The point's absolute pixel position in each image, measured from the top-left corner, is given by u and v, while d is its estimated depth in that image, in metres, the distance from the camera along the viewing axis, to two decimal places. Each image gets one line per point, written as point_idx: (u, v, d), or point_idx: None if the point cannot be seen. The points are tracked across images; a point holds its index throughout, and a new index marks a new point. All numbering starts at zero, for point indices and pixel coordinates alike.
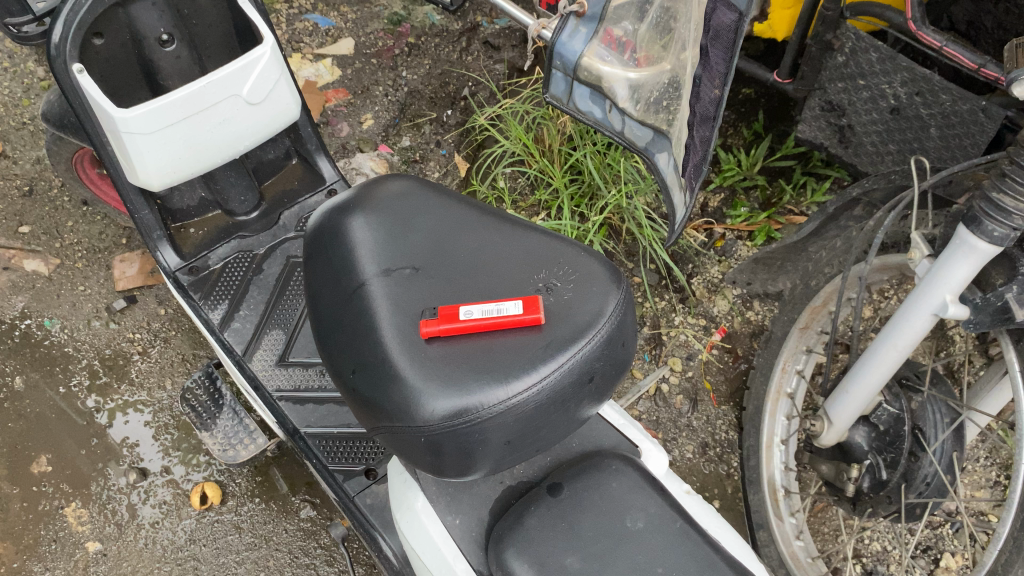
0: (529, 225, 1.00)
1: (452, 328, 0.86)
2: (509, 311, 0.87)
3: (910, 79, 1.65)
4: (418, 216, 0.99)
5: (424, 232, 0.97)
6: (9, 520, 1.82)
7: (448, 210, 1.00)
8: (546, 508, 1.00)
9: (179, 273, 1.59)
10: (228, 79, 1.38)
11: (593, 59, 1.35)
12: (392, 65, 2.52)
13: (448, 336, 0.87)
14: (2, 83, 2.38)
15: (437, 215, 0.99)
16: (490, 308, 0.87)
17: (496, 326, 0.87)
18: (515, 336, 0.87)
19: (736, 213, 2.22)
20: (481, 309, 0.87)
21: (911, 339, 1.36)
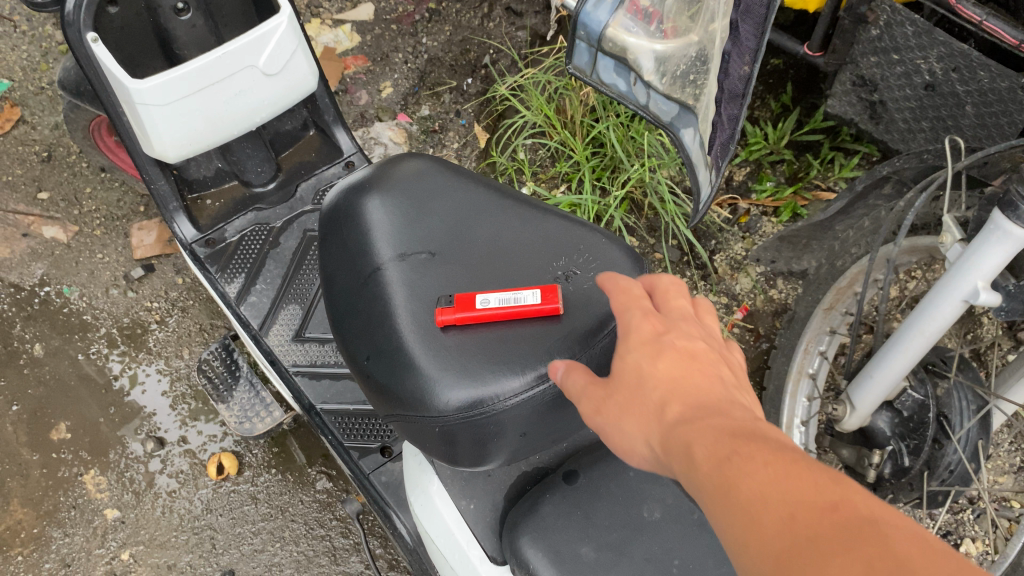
0: (549, 212, 0.98)
1: (469, 316, 0.85)
2: (527, 299, 0.86)
3: (948, 54, 1.58)
4: (434, 199, 0.96)
5: (442, 215, 0.95)
6: (28, 486, 1.83)
7: (465, 194, 0.98)
8: (562, 496, 0.98)
9: (196, 245, 1.58)
10: (244, 50, 1.35)
11: (618, 30, 1.28)
12: (412, 31, 2.47)
13: (464, 325, 0.85)
14: (21, 46, 2.36)
15: (455, 198, 0.97)
16: (507, 295, 0.87)
17: (513, 315, 0.86)
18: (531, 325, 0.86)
19: (762, 188, 2.17)
20: (498, 295, 0.86)
21: (941, 325, 1.33)
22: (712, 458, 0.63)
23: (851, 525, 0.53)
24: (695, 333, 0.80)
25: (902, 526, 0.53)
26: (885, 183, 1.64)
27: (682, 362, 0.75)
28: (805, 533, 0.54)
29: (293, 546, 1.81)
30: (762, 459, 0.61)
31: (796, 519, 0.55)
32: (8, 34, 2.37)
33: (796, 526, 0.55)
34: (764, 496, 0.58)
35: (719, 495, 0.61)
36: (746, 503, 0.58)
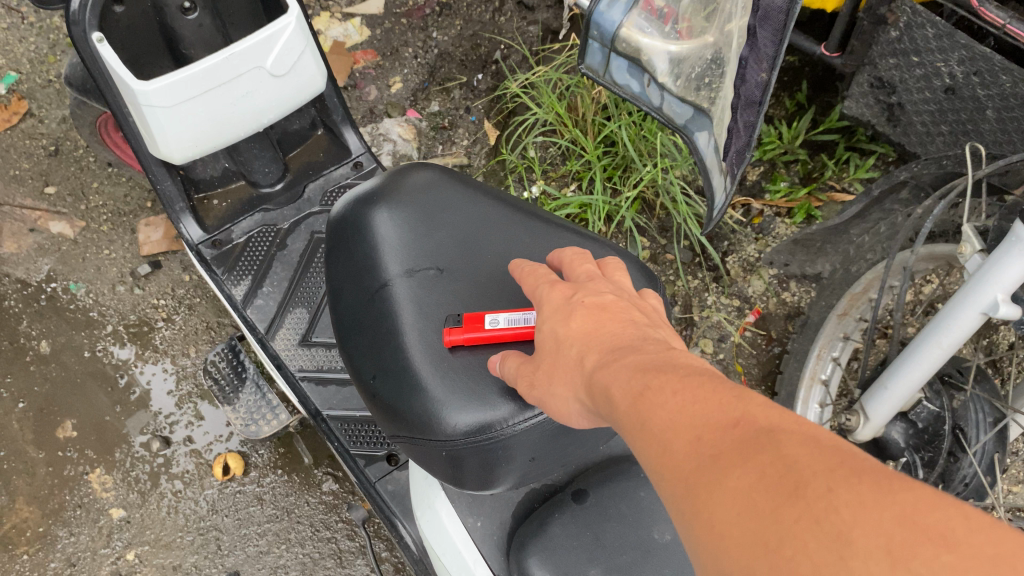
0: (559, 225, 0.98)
1: (477, 337, 0.84)
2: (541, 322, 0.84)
3: (969, 58, 1.54)
4: (443, 211, 0.95)
5: (451, 230, 0.94)
6: (34, 484, 1.83)
7: (475, 205, 0.96)
8: (571, 516, 0.96)
9: (203, 246, 1.56)
10: (251, 52, 1.32)
11: (632, 30, 1.33)
12: (422, 25, 2.44)
13: (472, 345, 0.84)
14: (29, 38, 2.34)
15: (465, 209, 0.96)
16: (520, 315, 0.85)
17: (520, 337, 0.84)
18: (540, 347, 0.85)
19: (775, 188, 2.14)
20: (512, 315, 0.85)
21: (959, 337, 1.30)
22: (629, 398, 0.64)
23: (750, 440, 0.53)
24: (605, 287, 0.79)
25: (806, 430, 0.53)
26: (903, 188, 1.60)
27: (594, 316, 0.74)
28: (711, 457, 0.54)
29: (298, 548, 1.81)
30: (671, 400, 0.60)
31: (706, 443, 0.55)
32: (16, 25, 2.35)
33: (704, 448, 0.55)
34: (679, 425, 0.58)
35: (639, 433, 0.61)
36: (662, 437, 0.59)
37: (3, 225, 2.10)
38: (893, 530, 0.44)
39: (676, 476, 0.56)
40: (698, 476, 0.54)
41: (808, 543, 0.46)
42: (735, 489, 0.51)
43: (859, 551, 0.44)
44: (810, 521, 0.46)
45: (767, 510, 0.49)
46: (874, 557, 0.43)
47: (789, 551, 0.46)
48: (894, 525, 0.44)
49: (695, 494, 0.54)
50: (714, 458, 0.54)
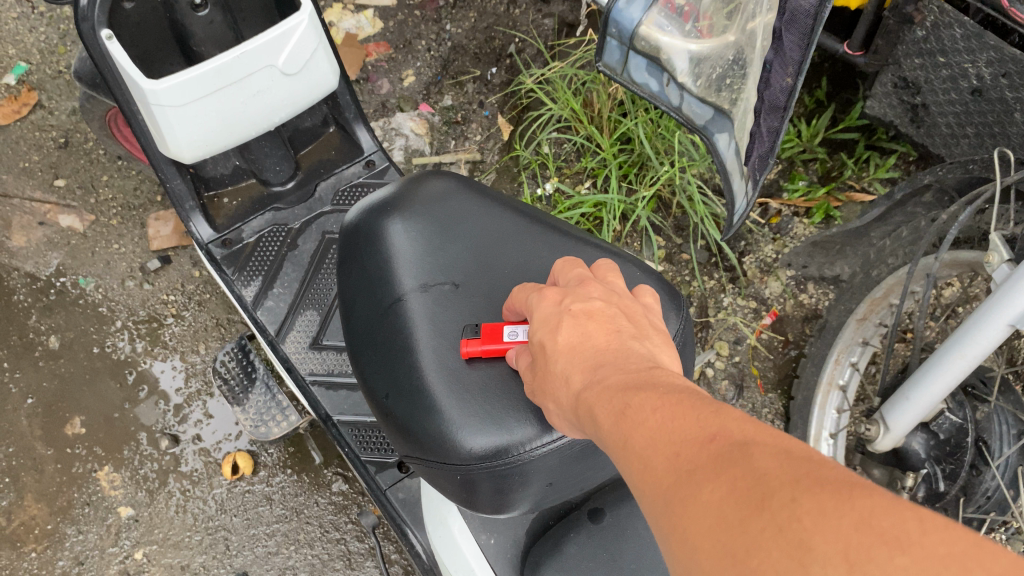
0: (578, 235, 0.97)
1: (495, 349, 0.81)
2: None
3: (997, 59, 1.50)
4: (459, 223, 0.94)
5: (468, 243, 0.93)
6: (42, 481, 1.82)
7: (493, 214, 0.96)
8: (587, 536, 0.93)
9: (213, 245, 1.54)
10: (263, 51, 1.30)
11: (652, 29, 1.29)
12: (436, 17, 2.41)
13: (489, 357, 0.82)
14: (39, 28, 2.32)
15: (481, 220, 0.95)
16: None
17: None
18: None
19: (793, 187, 2.10)
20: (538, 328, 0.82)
21: (982, 349, 1.27)
22: (610, 413, 0.62)
23: (724, 453, 0.51)
24: (593, 292, 0.77)
25: (780, 444, 0.51)
26: (926, 191, 1.59)
27: (580, 325, 0.72)
28: (686, 471, 0.52)
29: (307, 549, 1.79)
30: (651, 414, 0.58)
31: (680, 459, 0.53)
32: (27, 15, 2.33)
33: (680, 463, 0.53)
34: (658, 441, 0.56)
35: (619, 450, 0.59)
36: (642, 452, 0.57)
37: (13, 218, 2.09)
38: (852, 537, 0.42)
39: (653, 493, 0.54)
40: (672, 489, 0.52)
41: (771, 554, 0.44)
42: (707, 501, 0.49)
43: (818, 558, 0.42)
44: (774, 530, 0.44)
45: (735, 522, 0.47)
46: (831, 563, 0.41)
47: (754, 560, 0.44)
48: (854, 532, 0.42)
49: (670, 508, 0.52)
50: (688, 472, 0.52)
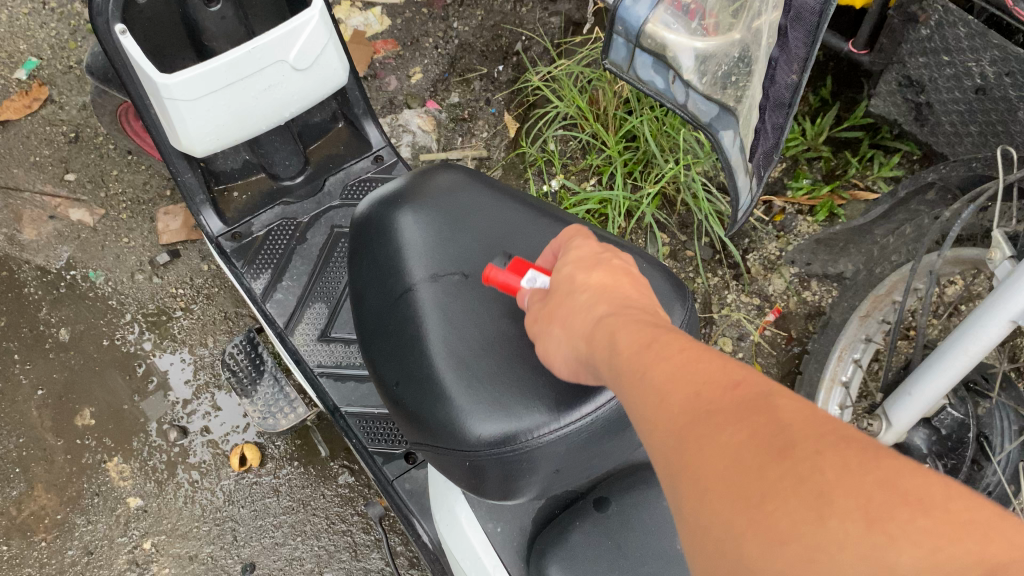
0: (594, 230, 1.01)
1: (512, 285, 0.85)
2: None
3: (1001, 58, 1.51)
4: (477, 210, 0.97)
5: (476, 234, 0.95)
6: (52, 471, 1.84)
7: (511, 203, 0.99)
8: (592, 524, 0.95)
9: (222, 238, 1.56)
10: (274, 46, 1.32)
11: (658, 27, 1.32)
12: (443, 15, 2.42)
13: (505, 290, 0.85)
14: (50, 24, 2.34)
15: (499, 208, 0.98)
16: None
17: None
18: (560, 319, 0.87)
19: (798, 186, 2.11)
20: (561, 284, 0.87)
21: (985, 345, 1.28)
22: (633, 353, 0.64)
23: (746, 400, 0.54)
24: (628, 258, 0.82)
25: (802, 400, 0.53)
26: (930, 189, 1.60)
27: (613, 275, 0.77)
28: (710, 411, 0.54)
29: (313, 541, 1.81)
30: (672, 357, 0.60)
31: (705, 400, 0.55)
32: (37, 11, 2.35)
33: (700, 400, 0.55)
34: (681, 382, 0.58)
35: (637, 386, 0.61)
36: (663, 393, 0.58)
37: (24, 211, 2.11)
38: (873, 496, 0.45)
39: (671, 428, 0.56)
40: (691, 427, 0.55)
41: (788, 501, 0.47)
42: (733, 443, 0.51)
43: (837, 513, 0.45)
44: (794, 481, 0.47)
45: (754, 466, 0.49)
46: (853, 519, 0.45)
47: (772, 506, 0.47)
48: (877, 495, 0.45)
49: (687, 445, 0.54)
50: (714, 412, 0.54)
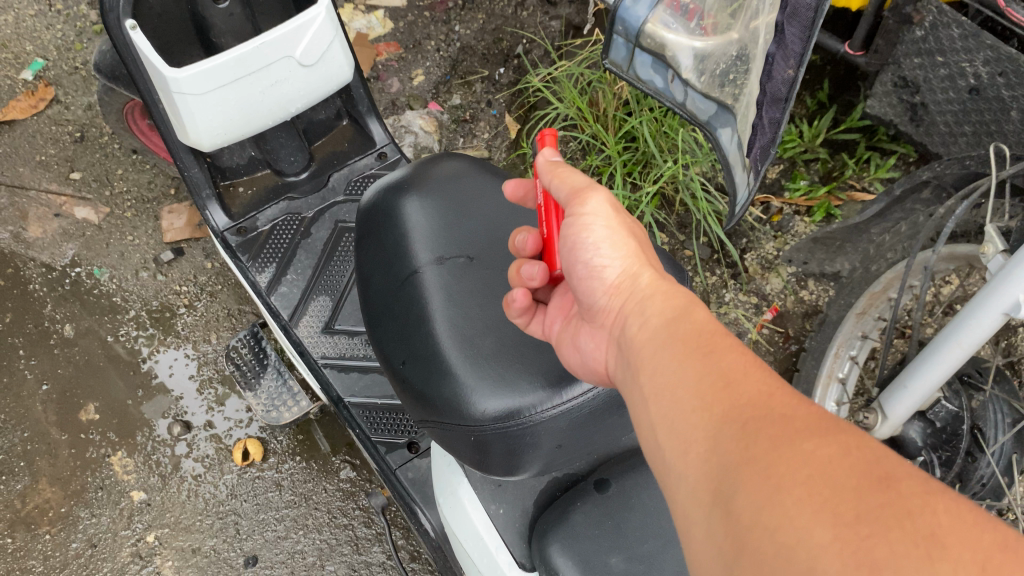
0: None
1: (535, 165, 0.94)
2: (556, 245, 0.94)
3: (994, 58, 1.54)
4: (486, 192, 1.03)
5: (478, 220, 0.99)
6: (56, 465, 1.85)
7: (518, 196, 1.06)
8: (593, 505, 0.97)
9: (228, 233, 1.58)
10: (281, 41, 1.34)
11: (657, 26, 1.30)
12: (445, 19, 2.45)
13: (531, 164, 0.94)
14: (56, 26, 2.37)
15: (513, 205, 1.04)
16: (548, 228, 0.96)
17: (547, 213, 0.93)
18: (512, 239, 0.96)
19: (795, 187, 2.14)
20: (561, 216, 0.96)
21: (979, 337, 1.30)
22: (691, 344, 0.71)
23: (839, 435, 0.57)
24: None
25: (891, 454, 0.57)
26: (924, 188, 1.61)
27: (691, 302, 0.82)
28: (770, 409, 0.60)
29: (315, 534, 1.83)
30: (753, 382, 0.64)
31: (766, 402, 0.61)
32: (44, 13, 2.38)
33: (792, 421, 0.59)
34: (741, 382, 0.64)
35: (691, 376, 0.67)
36: (721, 386, 0.65)
37: (29, 209, 2.13)
38: (979, 549, 0.48)
39: (723, 416, 0.62)
40: (778, 439, 0.57)
41: (888, 528, 0.49)
42: (794, 437, 0.57)
43: (946, 553, 0.47)
44: (898, 512, 0.50)
45: (851, 488, 0.52)
46: (964, 564, 0.47)
47: (867, 527, 0.49)
48: (986, 550, 0.48)
49: (769, 451, 0.57)
50: (774, 410, 0.60)
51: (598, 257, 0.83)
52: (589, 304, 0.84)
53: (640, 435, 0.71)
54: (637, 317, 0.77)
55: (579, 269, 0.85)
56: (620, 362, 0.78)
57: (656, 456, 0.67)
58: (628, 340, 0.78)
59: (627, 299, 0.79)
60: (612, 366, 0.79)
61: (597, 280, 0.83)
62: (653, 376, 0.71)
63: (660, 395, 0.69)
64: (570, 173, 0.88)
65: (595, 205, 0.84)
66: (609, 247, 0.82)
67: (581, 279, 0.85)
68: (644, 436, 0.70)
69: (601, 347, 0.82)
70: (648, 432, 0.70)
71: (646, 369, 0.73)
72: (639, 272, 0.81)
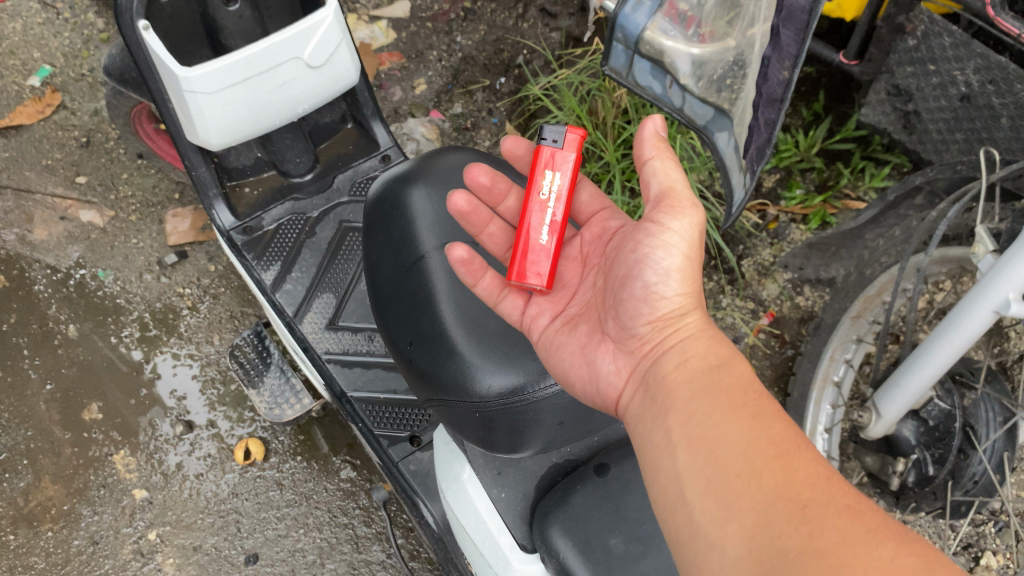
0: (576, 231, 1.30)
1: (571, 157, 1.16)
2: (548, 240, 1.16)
3: (984, 66, 1.59)
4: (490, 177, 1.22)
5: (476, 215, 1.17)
6: (59, 463, 1.87)
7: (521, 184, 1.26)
8: (593, 488, 1.02)
9: (234, 232, 1.61)
10: (290, 42, 1.38)
11: (655, 34, 1.28)
12: (447, 29, 2.50)
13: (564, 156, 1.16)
14: (64, 33, 2.40)
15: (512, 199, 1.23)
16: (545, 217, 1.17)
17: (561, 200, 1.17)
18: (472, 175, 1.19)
19: (791, 196, 2.18)
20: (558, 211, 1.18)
21: (969, 335, 1.33)
22: (735, 407, 0.83)
23: (887, 533, 0.69)
24: None
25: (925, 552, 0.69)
26: (918, 194, 1.64)
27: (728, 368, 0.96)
28: (819, 493, 0.73)
29: (316, 533, 1.86)
30: (804, 471, 0.75)
31: (811, 482, 0.74)
32: (51, 21, 2.42)
33: (846, 516, 0.70)
34: (784, 457, 0.77)
35: (736, 439, 0.79)
36: (769, 458, 0.77)
37: (35, 212, 2.15)
38: None
39: (773, 490, 0.74)
40: (836, 531, 0.69)
41: None
42: (844, 527, 0.69)
43: None
44: None
45: None
46: None
47: None
48: None
49: (828, 540, 0.68)
50: (821, 493, 0.73)
51: (662, 285, 0.98)
52: (629, 326, 0.99)
53: (670, 487, 0.82)
54: (677, 357, 0.92)
55: (636, 286, 0.99)
56: (648, 390, 0.94)
57: (685, 509, 0.79)
58: (662, 372, 0.93)
59: (671, 333, 0.95)
60: (628, 390, 0.97)
61: (651, 302, 0.98)
62: (694, 428, 0.83)
63: (703, 453, 0.80)
64: (671, 171, 1.01)
65: (676, 229, 0.98)
66: (676, 279, 0.97)
67: (634, 297, 0.99)
68: (675, 488, 0.81)
69: (622, 371, 0.99)
70: (679, 482, 0.81)
71: (685, 420, 0.85)
72: (685, 314, 0.97)
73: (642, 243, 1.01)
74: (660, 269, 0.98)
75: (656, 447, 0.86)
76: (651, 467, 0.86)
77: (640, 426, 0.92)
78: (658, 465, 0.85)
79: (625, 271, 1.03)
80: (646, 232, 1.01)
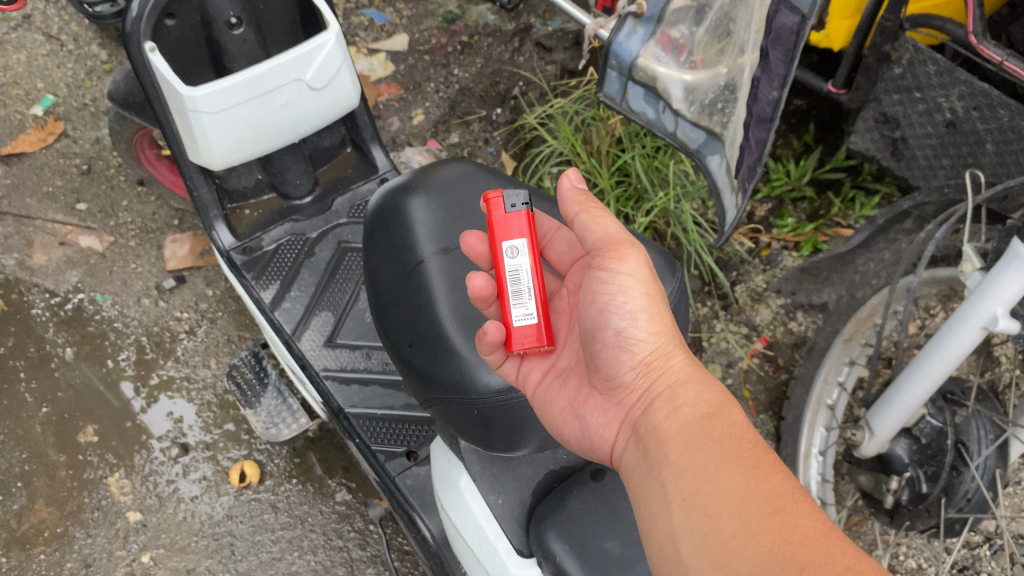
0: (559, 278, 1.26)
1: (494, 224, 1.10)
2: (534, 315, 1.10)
3: (969, 93, 1.63)
4: (464, 210, 1.23)
5: (472, 223, 1.23)
6: (53, 486, 1.86)
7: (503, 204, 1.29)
8: (588, 493, 1.06)
9: (233, 252, 1.63)
10: (293, 63, 1.42)
11: (650, 60, 1.38)
12: (445, 62, 2.55)
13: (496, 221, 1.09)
14: (67, 65, 2.44)
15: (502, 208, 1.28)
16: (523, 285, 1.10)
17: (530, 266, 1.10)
18: (466, 243, 1.12)
19: (782, 223, 2.22)
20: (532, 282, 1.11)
21: (958, 351, 1.34)
22: (731, 460, 0.81)
23: None
24: None
25: None
26: (906, 218, 1.64)
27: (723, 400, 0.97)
28: (817, 552, 0.71)
29: (310, 555, 1.86)
30: (802, 533, 0.73)
31: (808, 541, 0.72)
32: (55, 52, 2.45)
33: None
34: (781, 514, 0.75)
35: (732, 495, 0.78)
36: (766, 516, 0.75)
37: (35, 238, 2.17)
38: None
39: (770, 551, 0.72)
40: None
41: None
42: None
43: None
44: None
45: None
46: None
47: None
48: None
49: None
50: (818, 553, 0.71)
51: (632, 328, 0.99)
52: (614, 377, 1.01)
53: (666, 544, 0.80)
54: (670, 406, 0.92)
55: (608, 334, 1.01)
56: (642, 436, 0.94)
57: (681, 568, 0.77)
58: (655, 422, 0.93)
59: (658, 379, 0.96)
60: (620, 440, 1.00)
61: (628, 347, 0.99)
62: (690, 482, 0.82)
63: (699, 509, 0.79)
64: (602, 217, 1.07)
65: (625, 271, 1.01)
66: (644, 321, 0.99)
67: (608, 345, 1.02)
68: (671, 545, 0.80)
69: (612, 423, 1.02)
70: (676, 539, 0.79)
71: (679, 472, 0.84)
72: (667, 356, 0.98)
73: (597, 292, 1.03)
74: (625, 313, 1.00)
75: (652, 503, 0.85)
76: (647, 523, 0.85)
77: (637, 479, 0.91)
78: (651, 521, 0.84)
79: (590, 323, 1.04)
80: (598, 280, 1.03)
